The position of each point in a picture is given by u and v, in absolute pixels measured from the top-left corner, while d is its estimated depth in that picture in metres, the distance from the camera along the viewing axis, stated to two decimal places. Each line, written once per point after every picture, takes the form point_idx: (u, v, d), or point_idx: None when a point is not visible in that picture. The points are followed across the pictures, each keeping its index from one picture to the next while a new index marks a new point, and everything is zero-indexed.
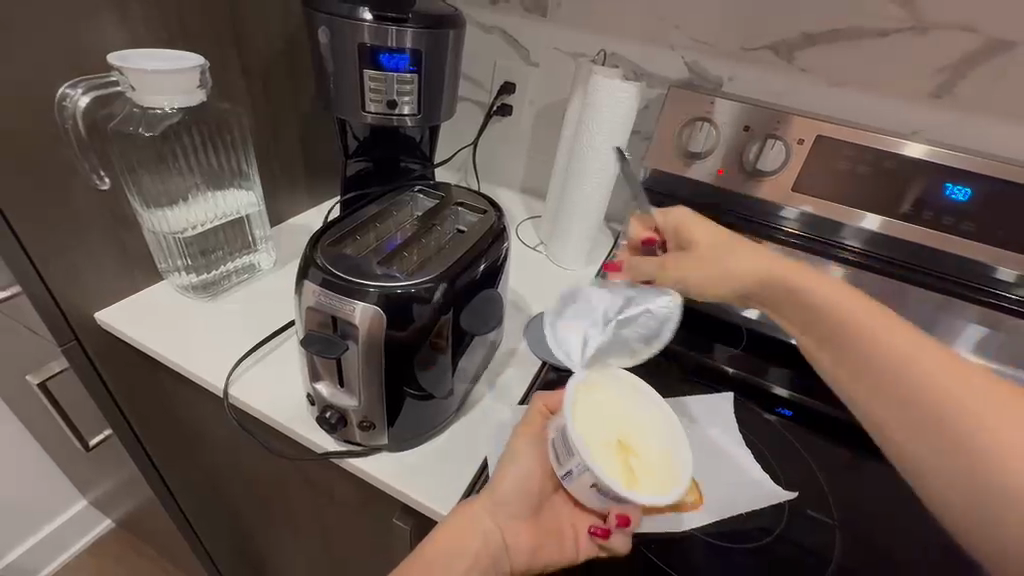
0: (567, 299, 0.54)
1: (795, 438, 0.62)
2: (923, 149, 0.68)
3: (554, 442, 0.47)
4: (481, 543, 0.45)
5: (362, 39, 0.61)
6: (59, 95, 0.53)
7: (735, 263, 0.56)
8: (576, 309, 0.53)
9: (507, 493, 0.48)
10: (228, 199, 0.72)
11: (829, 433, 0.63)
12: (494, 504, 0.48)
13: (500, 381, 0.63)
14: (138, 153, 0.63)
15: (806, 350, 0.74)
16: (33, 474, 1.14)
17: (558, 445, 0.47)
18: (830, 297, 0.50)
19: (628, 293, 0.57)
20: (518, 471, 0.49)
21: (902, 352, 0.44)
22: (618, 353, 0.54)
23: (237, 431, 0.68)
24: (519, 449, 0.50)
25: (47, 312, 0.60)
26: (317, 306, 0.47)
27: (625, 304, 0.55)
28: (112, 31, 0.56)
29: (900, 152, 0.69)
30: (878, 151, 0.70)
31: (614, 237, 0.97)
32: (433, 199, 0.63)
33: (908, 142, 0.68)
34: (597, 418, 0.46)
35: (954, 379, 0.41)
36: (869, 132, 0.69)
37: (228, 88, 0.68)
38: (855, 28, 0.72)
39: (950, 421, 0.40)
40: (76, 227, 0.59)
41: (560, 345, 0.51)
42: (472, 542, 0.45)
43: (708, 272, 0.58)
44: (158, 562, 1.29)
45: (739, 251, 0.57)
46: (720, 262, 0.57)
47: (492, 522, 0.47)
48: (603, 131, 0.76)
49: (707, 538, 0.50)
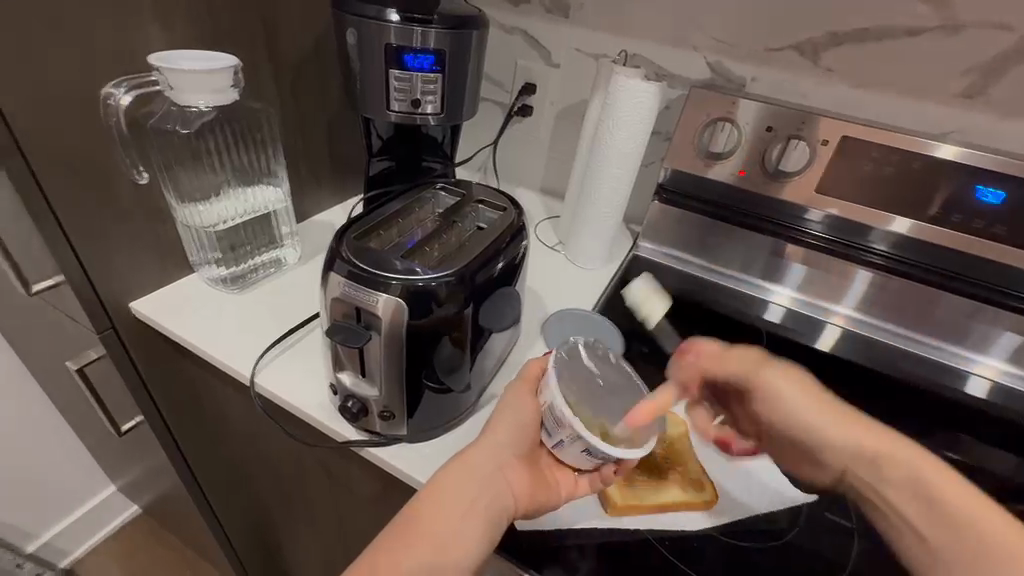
0: None
1: None
2: (955, 151, 0.66)
3: (543, 422, 0.49)
4: (475, 490, 0.45)
5: (388, 39, 0.63)
6: (103, 93, 0.56)
7: (792, 401, 0.52)
8: None
9: (504, 437, 0.49)
10: (256, 195, 0.74)
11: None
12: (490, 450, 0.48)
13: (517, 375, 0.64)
14: (173, 150, 0.66)
15: (827, 354, 0.75)
16: (67, 458, 1.19)
17: (548, 423, 0.48)
18: (816, 409, 0.51)
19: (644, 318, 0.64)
20: (515, 415, 0.49)
21: (918, 477, 0.43)
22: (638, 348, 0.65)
23: (261, 419, 0.70)
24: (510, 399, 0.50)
25: (87, 299, 0.63)
26: (342, 297, 0.48)
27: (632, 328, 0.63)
28: (152, 33, 0.58)
29: (935, 154, 0.66)
30: (908, 153, 0.68)
31: (633, 237, 0.97)
32: (454, 196, 0.64)
33: (942, 145, 0.66)
34: (570, 379, 0.50)
35: (993, 523, 0.39)
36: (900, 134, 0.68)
37: (259, 87, 0.70)
38: (882, 27, 0.71)
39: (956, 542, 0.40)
40: (116, 219, 0.62)
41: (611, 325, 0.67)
42: (474, 488, 0.46)
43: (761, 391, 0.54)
44: (181, 549, 1.33)
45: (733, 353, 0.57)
46: (761, 395, 0.54)
47: (493, 466, 0.47)
48: (624, 132, 0.76)
49: (721, 538, 0.50)
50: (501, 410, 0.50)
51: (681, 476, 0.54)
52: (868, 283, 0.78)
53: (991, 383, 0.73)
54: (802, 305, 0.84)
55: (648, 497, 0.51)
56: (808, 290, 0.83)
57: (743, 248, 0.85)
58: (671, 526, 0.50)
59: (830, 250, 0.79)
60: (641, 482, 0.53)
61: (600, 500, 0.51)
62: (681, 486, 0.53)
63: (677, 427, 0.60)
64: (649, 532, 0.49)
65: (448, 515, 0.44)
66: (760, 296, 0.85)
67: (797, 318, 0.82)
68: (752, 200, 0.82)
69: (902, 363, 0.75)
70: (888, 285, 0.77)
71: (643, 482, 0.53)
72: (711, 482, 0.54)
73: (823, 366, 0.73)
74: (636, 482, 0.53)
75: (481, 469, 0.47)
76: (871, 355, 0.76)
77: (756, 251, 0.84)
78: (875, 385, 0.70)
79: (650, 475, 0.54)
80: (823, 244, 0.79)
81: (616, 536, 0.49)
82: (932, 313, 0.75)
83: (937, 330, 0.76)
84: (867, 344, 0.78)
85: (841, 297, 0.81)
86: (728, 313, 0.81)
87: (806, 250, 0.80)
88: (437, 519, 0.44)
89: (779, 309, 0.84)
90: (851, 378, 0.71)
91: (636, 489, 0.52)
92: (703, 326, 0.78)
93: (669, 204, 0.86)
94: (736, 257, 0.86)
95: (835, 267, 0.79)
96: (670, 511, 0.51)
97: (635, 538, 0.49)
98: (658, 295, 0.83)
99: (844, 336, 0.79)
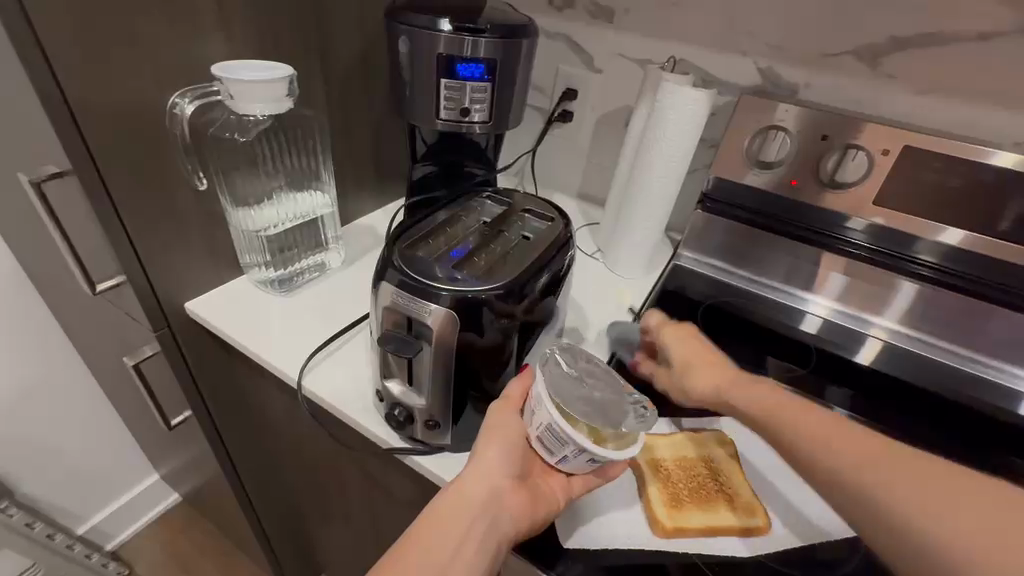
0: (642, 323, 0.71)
1: None
2: (1012, 159, 0.62)
3: (538, 439, 0.47)
4: (469, 514, 0.45)
5: (438, 49, 0.63)
6: (169, 103, 0.58)
7: (724, 387, 0.55)
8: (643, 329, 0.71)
9: (496, 456, 0.48)
10: (304, 200, 0.76)
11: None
12: (480, 471, 0.47)
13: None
14: (229, 157, 0.68)
15: (881, 372, 0.71)
16: (116, 446, 1.25)
17: (546, 440, 0.47)
18: (747, 394, 0.53)
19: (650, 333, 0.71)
20: (504, 433, 0.49)
21: (845, 451, 0.44)
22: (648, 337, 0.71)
23: (304, 420, 0.72)
24: (499, 417, 0.50)
25: (146, 299, 0.65)
26: (394, 306, 0.49)
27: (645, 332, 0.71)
28: (215, 45, 0.60)
29: (987, 161, 0.63)
30: (972, 162, 0.64)
31: (674, 246, 0.95)
32: (500, 206, 0.64)
33: (998, 150, 0.63)
34: (560, 391, 0.47)
35: (925, 491, 0.41)
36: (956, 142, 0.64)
37: (310, 95, 0.72)
38: (955, 31, 0.67)
39: (883, 516, 0.41)
40: (175, 223, 0.64)
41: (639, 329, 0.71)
42: (468, 507, 0.46)
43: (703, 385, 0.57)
44: (219, 539, 1.37)
45: (689, 342, 0.61)
46: (700, 382, 0.57)
47: (481, 485, 0.47)
48: (672, 140, 0.74)
49: (776, 566, 0.47)
50: (487, 429, 0.50)
51: (730, 500, 0.52)
52: (914, 295, 0.74)
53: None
54: (841, 315, 0.80)
55: (696, 519, 0.50)
56: (848, 300, 0.79)
57: (789, 258, 0.81)
58: (722, 551, 0.48)
59: (874, 261, 0.75)
60: (689, 503, 0.52)
61: (647, 519, 0.50)
62: (730, 509, 0.51)
63: (725, 447, 0.58)
64: (699, 556, 0.47)
65: (438, 536, 0.45)
66: (798, 307, 0.82)
67: (841, 330, 0.78)
68: (798, 210, 0.78)
69: (948, 381, 0.71)
70: (937, 297, 0.73)
71: (692, 504, 0.52)
72: (762, 506, 0.52)
73: (880, 385, 0.69)
74: (684, 504, 0.51)
75: (476, 492, 0.46)
76: (921, 371, 0.72)
77: (803, 262, 0.80)
78: (937, 408, 0.66)
79: (697, 497, 0.53)
80: (865, 253, 0.76)
81: (666, 558, 0.47)
82: (982, 329, 0.71)
83: (988, 346, 0.71)
84: (910, 359, 0.74)
85: (884, 309, 0.77)
86: (772, 326, 0.78)
87: (854, 262, 0.76)
88: (435, 543, 0.44)
89: (817, 320, 0.80)
90: (911, 400, 0.67)
91: (684, 511, 0.51)
92: (744, 336, 0.75)
93: (713, 212, 0.84)
94: (778, 266, 0.82)
95: (878, 278, 0.76)
96: (719, 536, 0.49)
97: (685, 561, 0.47)
98: (702, 305, 0.80)
99: (885, 349, 0.75)
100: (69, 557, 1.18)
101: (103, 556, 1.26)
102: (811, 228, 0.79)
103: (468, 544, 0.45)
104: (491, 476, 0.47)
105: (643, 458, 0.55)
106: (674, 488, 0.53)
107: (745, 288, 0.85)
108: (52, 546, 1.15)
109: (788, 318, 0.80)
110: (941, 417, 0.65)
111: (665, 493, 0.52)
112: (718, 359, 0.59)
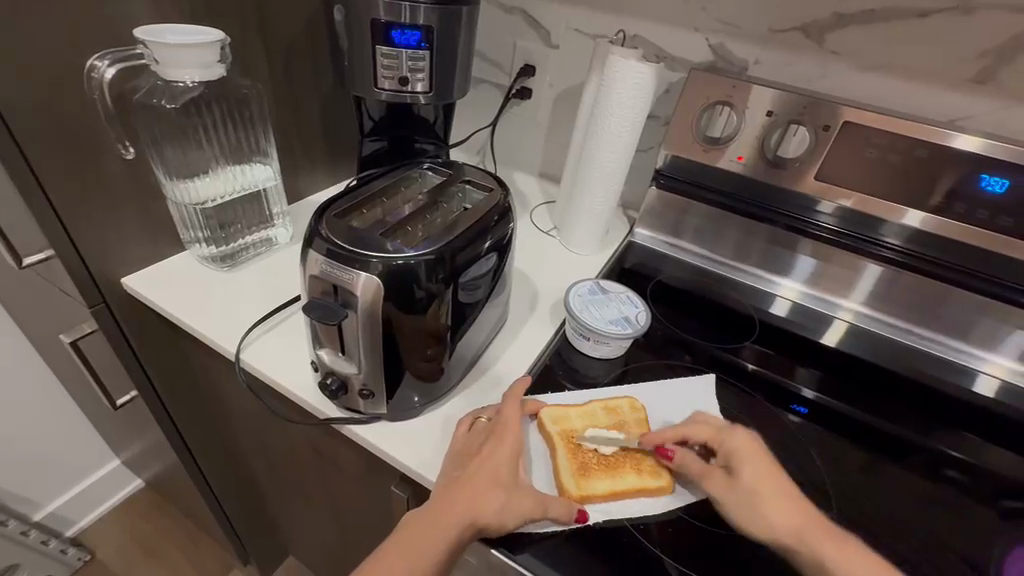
0: (601, 304, 0.68)
1: (817, 437, 0.62)
2: (976, 141, 0.62)
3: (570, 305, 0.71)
4: (461, 502, 0.45)
5: (376, 15, 0.62)
6: (87, 66, 0.56)
7: (778, 513, 0.47)
8: (602, 305, 0.68)
9: (500, 450, 0.48)
10: (246, 173, 0.74)
11: (853, 438, 0.62)
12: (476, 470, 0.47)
13: (490, 372, 0.63)
14: (161, 124, 0.66)
15: (830, 349, 0.75)
16: (70, 431, 1.22)
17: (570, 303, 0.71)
18: (799, 528, 0.46)
19: (603, 311, 0.67)
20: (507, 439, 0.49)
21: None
22: (598, 310, 0.67)
23: (252, 396, 0.72)
24: (509, 413, 0.52)
25: (77, 274, 0.63)
26: (320, 275, 0.48)
27: (605, 308, 0.67)
28: (140, 5, 0.58)
29: (951, 144, 0.64)
30: (937, 147, 0.65)
31: (630, 223, 0.97)
32: (441, 175, 0.63)
33: (960, 134, 0.63)
34: (600, 288, 0.70)
35: None
36: (918, 122, 0.65)
37: (250, 65, 0.70)
38: (892, 7, 0.68)
39: None
40: (105, 194, 0.62)
41: (600, 307, 0.67)
42: (464, 495, 0.46)
43: (744, 503, 0.48)
44: (183, 523, 1.36)
45: (758, 468, 0.49)
46: (757, 508, 0.47)
47: (501, 502, 0.45)
48: (618, 114, 0.74)
49: (695, 522, 0.50)
50: (500, 429, 0.50)
51: (637, 463, 0.53)
52: (875, 277, 0.76)
53: (996, 381, 0.72)
54: (807, 297, 0.82)
55: (602, 485, 0.51)
56: (814, 283, 0.81)
57: (745, 240, 0.84)
58: (627, 512, 0.50)
59: (839, 243, 0.77)
60: (597, 471, 0.52)
61: (556, 488, 0.51)
62: (635, 471, 0.52)
63: (636, 412, 0.58)
64: (628, 520, 0.49)
65: (453, 536, 0.45)
66: (764, 289, 0.84)
67: (804, 311, 0.81)
68: (770, 193, 0.79)
69: (897, 357, 0.75)
70: (896, 279, 0.75)
71: (600, 470, 0.52)
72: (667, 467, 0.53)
73: (824, 360, 0.73)
74: (592, 471, 0.52)
75: (475, 481, 0.46)
76: (876, 351, 0.75)
77: (757, 241, 0.83)
78: (872, 382, 0.71)
79: (607, 463, 0.53)
80: (833, 236, 0.77)
81: (604, 524, 0.49)
82: (938, 311, 0.74)
83: (937, 325, 0.75)
84: (867, 338, 0.77)
85: (845, 291, 0.79)
86: (740, 307, 0.81)
87: (819, 244, 0.78)
88: (431, 539, 0.45)
89: (783, 302, 0.83)
90: (844, 371, 0.72)
91: (590, 478, 0.51)
92: (697, 313, 0.79)
93: (667, 189, 0.85)
94: (737, 247, 0.85)
95: (849, 262, 0.77)
96: (626, 498, 0.50)
97: (615, 525, 0.49)
98: (652, 281, 0.83)
99: (848, 331, 0.78)
100: (24, 543, 1.15)
101: (63, 542, 1.24)
102: (789, 214, 0.79)
103: (449, 540, 0.45)
104: (513, 493, 0.46)
105: (552, 428, 0.55)
106: (582, 456, 0.53)
107: (721, 275, 0.86)
108: (4, 533, 1.12)
109: (744, 297, 0.83)
110: (875, 392, 0.69)
111: (573, 464, 0.52)
112: (774, 468, 0.50)
